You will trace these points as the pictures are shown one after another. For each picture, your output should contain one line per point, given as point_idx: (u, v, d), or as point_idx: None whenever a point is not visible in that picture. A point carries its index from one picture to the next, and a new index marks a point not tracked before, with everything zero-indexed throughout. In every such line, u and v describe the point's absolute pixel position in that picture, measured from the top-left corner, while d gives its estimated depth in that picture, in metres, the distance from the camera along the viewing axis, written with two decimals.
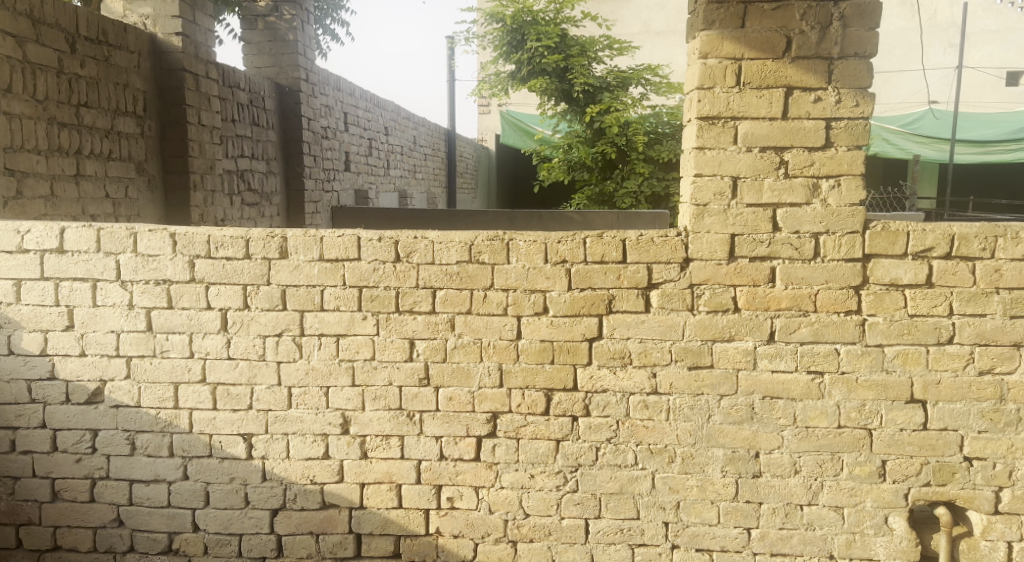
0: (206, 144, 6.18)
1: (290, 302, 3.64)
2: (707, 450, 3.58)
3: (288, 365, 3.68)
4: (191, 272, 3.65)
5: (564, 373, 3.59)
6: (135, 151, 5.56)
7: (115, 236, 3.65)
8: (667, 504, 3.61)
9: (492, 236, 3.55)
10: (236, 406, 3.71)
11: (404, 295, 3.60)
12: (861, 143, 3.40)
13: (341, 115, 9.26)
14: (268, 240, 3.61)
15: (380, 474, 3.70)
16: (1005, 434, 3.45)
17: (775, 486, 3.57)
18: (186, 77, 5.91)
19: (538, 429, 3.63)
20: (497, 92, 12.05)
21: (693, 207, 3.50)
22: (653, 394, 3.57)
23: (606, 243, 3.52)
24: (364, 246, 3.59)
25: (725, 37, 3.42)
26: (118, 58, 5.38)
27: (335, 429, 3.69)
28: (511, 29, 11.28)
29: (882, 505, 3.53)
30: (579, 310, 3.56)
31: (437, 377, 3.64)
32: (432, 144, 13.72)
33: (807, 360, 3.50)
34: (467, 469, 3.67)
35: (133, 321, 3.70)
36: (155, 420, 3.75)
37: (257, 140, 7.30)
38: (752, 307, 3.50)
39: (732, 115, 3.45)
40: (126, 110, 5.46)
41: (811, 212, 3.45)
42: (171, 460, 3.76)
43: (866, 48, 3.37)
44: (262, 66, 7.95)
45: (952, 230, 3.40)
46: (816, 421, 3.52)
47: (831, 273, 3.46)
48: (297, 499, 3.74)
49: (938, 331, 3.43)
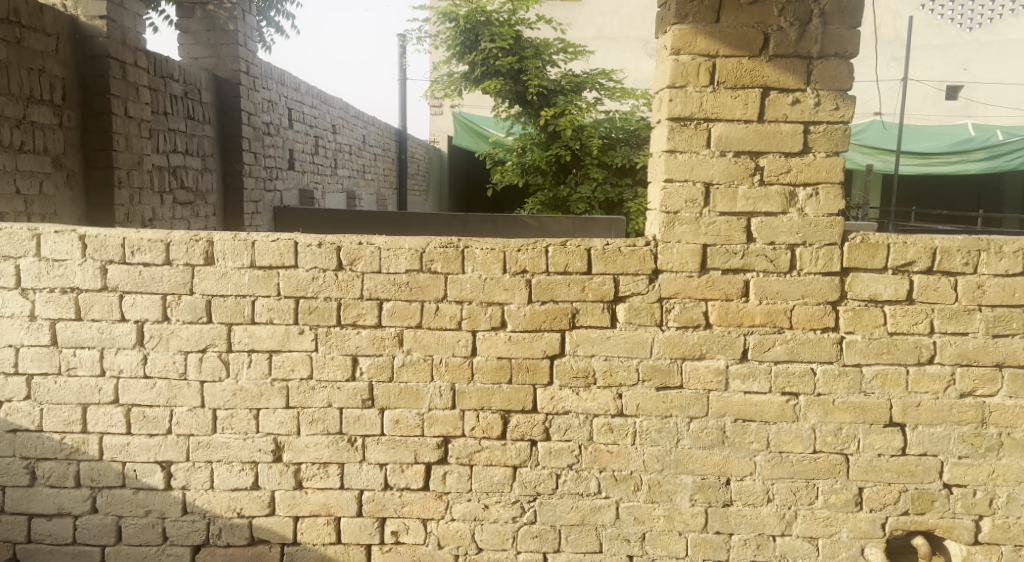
0: (133, 137, 5.72)
1: (216, 313, 3.27)
2: (675, 477, 3.32)
3: (212, 385, 3.30)
4: (103, 280, 3.25)
5: (523, 394, 3.30)
6: (51, 144, 5.08)
7: (15, 238, 3.24)
8: (632, 536, 3.35)
9: (445, 243, 3.25)
10: (153, 430, 3.32)
11: (347, 307, 3.27)
12: (841, 149, 3.17)
13: (285, 111, 8.81)
14: (191, 243, 3.24)
15: (316, 506, 3.35)
16: (986, 460, 3.25)
17: (746, 515, 3.32)
18: (112, 64, 5.45)
19: (493, 455, 3.33)
20: (449, 93, 11.61)
21: (663, 214, 3.24)
22: (618, 416, 3.31)
23: (569, 252, 3.25)
24: (302, 253, 3.24)
25: (699, 32, 3.17)
26: (33, 41, 4.88)
27: (266, 456, 3.33)
28: (464, 29, 10.90)
29: (858, 536, 3.30)
30: (539, 325, 3.28)
31: (383, 398, 3.31)
32: (383, 145, 13.30)
33: (781, 382, 3.26)
34: (415, 500, 3.35)
35: (35, 334, 3.28)
36: (59, 446, 3.33)
37: (192, 135, 6.83)
38: (724, 323, 3.26)
39: (705, 117, 3.20)
40: (40, 98, 4.98)
41: (787, 222, 3.21)
42: (77, 491, 3.34)
43: (848, 47, 3.15)
44: (198, 57, 7.47)
45: (935, 243, 3.18)
46: (790, 445, 3.28)
47: (807, 287, 3.23)
48: (221, 534, 3.36)
49: (918, 350, 3.22)
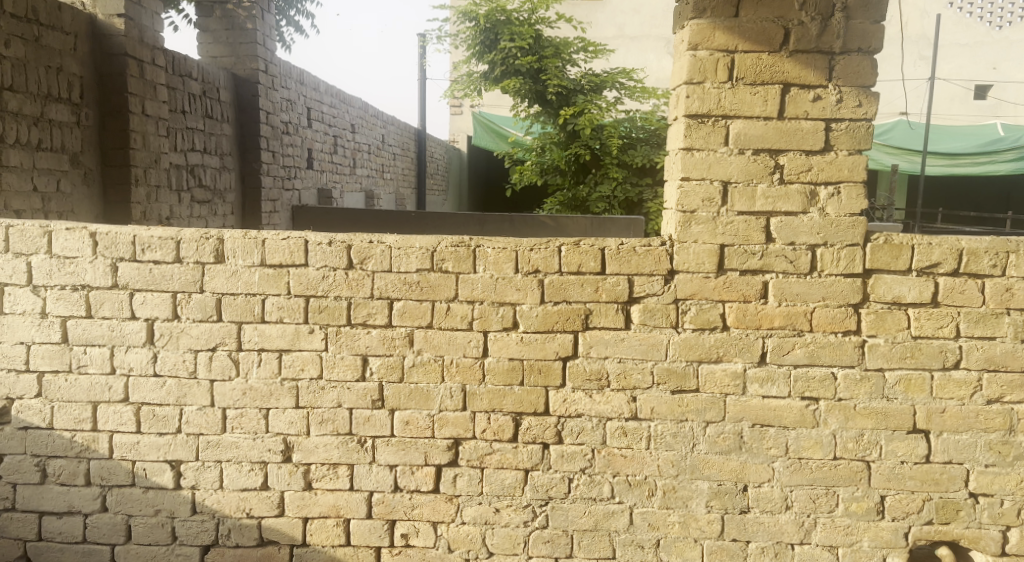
0: (151, 135, 5.73)
1: (226, 312, 3.24)
2: (690, 483, 3.24)
3: (222, 384, 3.27)
4: (114, 277, 3.24)
5: (534, 396, 3.24)
6: (69, 142, 5.10)
7: (27, 235, 3.23)
8: (646, 542, 3.28)
9: (457, 242, 3.20)
10: (163, 429, 3.30)
11: (358, 306, 3.23)
12: (863, 147, 3.08)
13: (304, 110, 8.82)
14: (201, 241, 3.21)
15: (326, 507, 3.32)
16: (1014, 469, 3.14)
17: (764, 523, 3.24)
18: (129, 63, 5.46)
19: (504, 458, 3.27)
20: (468, 92, 11.58)
21: (679, 214, 3.16)
22: (633, 419, 3.24)
23: (583, 252, 3.19)
24: (312, 251, 3.21)
25: (718, 27, 3.10)
26: (51, 39, 4.89)
27: (275, 457, 3.30)
28: (483, 29, 10.84)
29: (880, 545, 3.21)
30: (552, 326, 3.22)
31: (393, 399, 3.26)
32: (402, 144, 13.30)
33: (801, 386, 3.18)
34: (426, 502, 3.30)
35: (46, 331, 3.27)
36: (70, 444, 3.32)
37: (210, 134, 6.85)
38: (742, 325, 3.18)
39: (723, 114, 3.12)
40: (58, 97, 4.99)
41: (808, 222, 3.12)
42: (87, 490, 3.33)
43: (871, 42, 3.06)
44: (217, 56, 7.49)
45: (961, 244, 3.08)
46: (810, 451, 3.19)
47: (828, 289, 3.14)
48: (230, 535, 3.34)
49: (943, 354, 3.12)
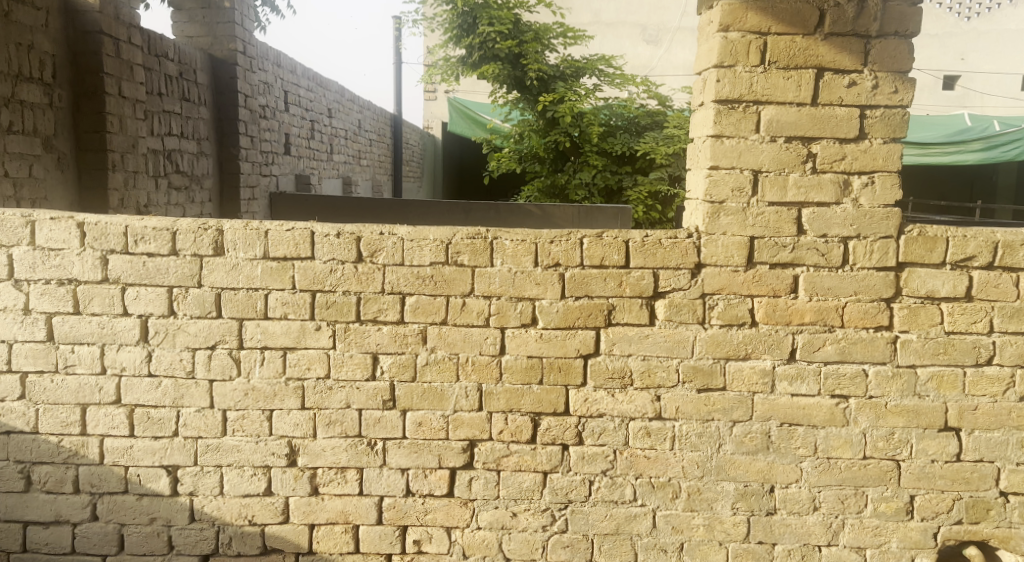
0: (128, 118, 5.45)
1: (226, 308, 3.03)
2: (716, 485, 3.12)
3: (222, 385, 3.07)
4: (104, 270, 3.01)
5: (554, 395, 3.09)
6: (42, 124, 4.81)
7: (8, 225, 2.98)
8: (669, 546, 3.15)
9: (473, 233, 3.02)
10: (159, 432, 3.09)
11: (367, 302, 3.04)
12: (899, 135, 2.96)
13: (282, 93, 8.52)
14: (199, 232, 3.00)
15: (333, 513, 3.14)
16: None
17: (791, 525, 3.13)
18: (105, 41, 5.16)
19: (522, 460, 3.12)
20: (446, 77, 11.30)
21: (707, 204, 3.02)
22: (657, 419, 3.10)
23: (606, 244, 3.04)
24: (319, 243, 3.01)
25: (750, 7, 2.95)
26: (22, 15, 4.59)
27: (280, 461, 3.10)
28: (461, 12, 10.55)
29: (909, 546, 3.12)
30: (573, 322, 3.06)
31: (405, 399, 3.09)
32: (378, 130, 13.00)
33: (831, 384, 3.07)
34: (439, 507, 3.14)
35: (29, 329, 3.04)
36: (56, 449, 3.09)
37: (187, 117, 6.55)
38: (771, 321, 3.05)
39: (755, 99, 2.98)
40: (30, 76, 4.69)
41: (841, 214, 3.00)
42: (76, 498, 3.11)
43: (908, 26, 2.94)
44: (193, 36, 7.18)
45: (996, 237, 2.99)
46: (839, 451, 3.09)
47: (860, 283, 3.03)
48: (231, 543, 3.14)
49: (977, 350, 3.03)
